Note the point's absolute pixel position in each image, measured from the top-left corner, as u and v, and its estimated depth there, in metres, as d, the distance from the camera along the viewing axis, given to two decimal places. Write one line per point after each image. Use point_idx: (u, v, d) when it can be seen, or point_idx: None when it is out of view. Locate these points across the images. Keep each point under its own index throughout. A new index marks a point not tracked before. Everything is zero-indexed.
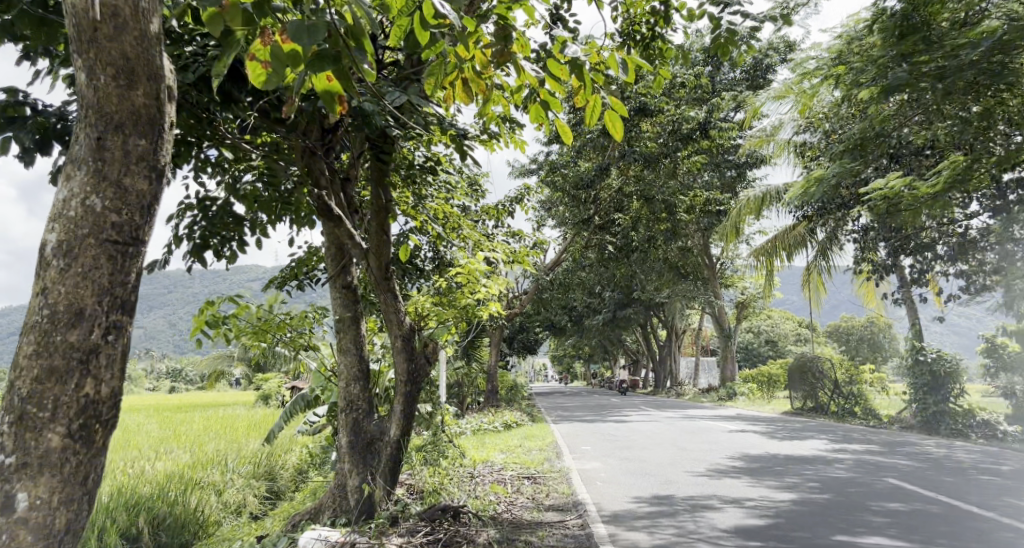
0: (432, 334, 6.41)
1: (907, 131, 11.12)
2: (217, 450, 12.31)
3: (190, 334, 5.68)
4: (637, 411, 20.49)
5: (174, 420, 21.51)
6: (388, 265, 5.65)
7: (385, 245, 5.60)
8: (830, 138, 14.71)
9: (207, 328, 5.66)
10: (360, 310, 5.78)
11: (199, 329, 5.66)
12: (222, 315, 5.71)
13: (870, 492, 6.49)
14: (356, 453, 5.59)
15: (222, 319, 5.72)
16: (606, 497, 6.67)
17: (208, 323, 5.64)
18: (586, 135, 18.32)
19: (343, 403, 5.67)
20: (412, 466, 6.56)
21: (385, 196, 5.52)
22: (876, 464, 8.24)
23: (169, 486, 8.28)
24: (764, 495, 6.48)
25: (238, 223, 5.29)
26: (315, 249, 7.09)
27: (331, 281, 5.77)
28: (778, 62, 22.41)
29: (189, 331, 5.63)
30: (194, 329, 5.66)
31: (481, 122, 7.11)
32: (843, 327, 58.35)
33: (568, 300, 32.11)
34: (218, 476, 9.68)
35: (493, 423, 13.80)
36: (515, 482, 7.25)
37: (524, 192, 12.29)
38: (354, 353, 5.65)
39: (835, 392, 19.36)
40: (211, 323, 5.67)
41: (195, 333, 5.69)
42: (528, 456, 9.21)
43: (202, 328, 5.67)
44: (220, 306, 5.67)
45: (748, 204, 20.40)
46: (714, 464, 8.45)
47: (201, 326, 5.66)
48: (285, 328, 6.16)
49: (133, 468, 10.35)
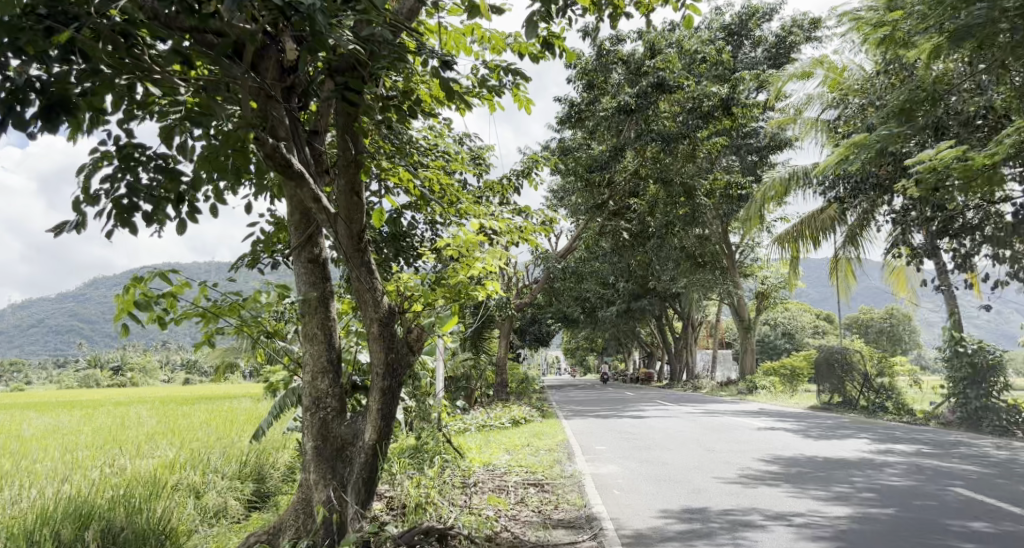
0: (425, 319, 5.54)
1: (956, 99, 10.20)
2: (204, 446, 11.39)
3: (114, 320, 4.63)
4: (654, 406, 19.50)
5: (173, 412, 20.81)
6: (362, 234, 4.71)
7: (358, 208, 4.65)
8: (866, 111, 13.64)
9: (136, 311, 4.65)
10: (330, 289, 4.86)
11: (127, 313, 4.63)
12: (154, 294, 4.73)
13: (939, 509, 5.53)
14: (323, 460, 4.69)
15: (155, 299, 4.72)
16: (625, 511, 5.70)
17: (138, 305, 4.64)
18: (600, 113, 17.44)
19: (307, 400, 4.75)
20: (392, 475, 5.63)
21: (359, 149, 4.59)
22: (933, 469, 7.22)
23: (133, 493, 7.30)
24: (812, 509, 5.52)
25: (177, 182, 4.30)
26: (281, 219, 6.20)
27: (294, 254, 4.84)
28: (802, 40, 21.40)
29: (112, 315, 4.60)
30: (119, 312, 4.64)
31: (475, 73, 6.24)
32: (863, 318, 57.11)
33: (581, 292, 31.17)
34: (197, 478, 8.72)
35: (500, 419, 12.86)
36: (518, 491, 6.30)
37: (533, 166, 11.30)
38: (324, 343, 4.73)
39: (865, 386, 18.30)
40: (141, 304, 4.66)
41: (121, 318, 4.67)
42: (535, 457, 8.24)
43: (129, 311, 4.65)
44: (150, 281, 4.64)
45: (773, 186, 19.21)
46: (745, 468, 7.46)
47: (127, 308, 4.64)
48: (239, 310, 5.18)
49: (107, 468, 9.40)
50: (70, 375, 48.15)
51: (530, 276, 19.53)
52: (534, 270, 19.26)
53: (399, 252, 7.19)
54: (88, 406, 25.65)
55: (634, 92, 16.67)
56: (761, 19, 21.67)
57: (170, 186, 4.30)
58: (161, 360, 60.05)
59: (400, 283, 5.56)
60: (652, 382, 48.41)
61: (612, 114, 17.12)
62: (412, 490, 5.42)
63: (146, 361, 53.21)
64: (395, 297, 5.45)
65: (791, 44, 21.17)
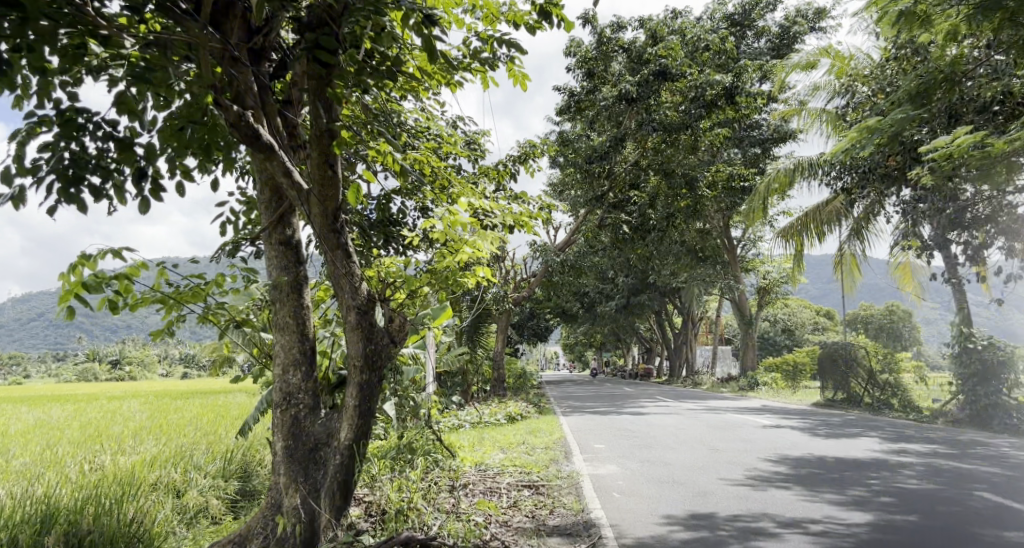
0: (409, 307, 5.17)
1: (972, 83, 9.79)
2: (188, 442, 10.96)
3: (59, 302, 4.36)
4: (654, 402, 19.08)
5: (166, 406, 20.48)
6: (337, 212, 4.33)
7: (331, 183, 4.27)
8: (875, 99, 13.18)
9: (85, 293, 4.35)
10: (303, 273, 4.54)
11: (74, 295, 4.35)
12: (105, 276, 4.41)
13: (966, 518, 5.15)
14: (294, 463, 4.41)
15: (106, 281, 4.42)
16: (625, 517, 5.30)
17: (86, 287, 4.34)
18: (600, 102, 17.07)
19: (278, 396, 4.46)
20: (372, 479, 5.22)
21: (334, 117, 4.23)
22: (953, 472, 6.81)
23: (105, 492, 6.91)
24: (828, 516, 5.14)
25: (128, 152, 3.89)
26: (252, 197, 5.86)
27: (266, 235, 4.54)
28: (807, 30, 20.95)
29: (57, 297, 4.31)
30: (66, 294, 4.36)
31: (468, 42, 5.79)
32: (864, 315, 56.72)
33: (580, 286, 30.81)
34: (177, 476, 8.28)
35: (496, 415, 12.46)
36: (511, 494, 5.89)
37: (530, 151, 10.82)
38: (295, 333, 4.44)
39: (869, 382, 17.95)
40: (90, 287, 4.37)
41: (67, 301, 4.40)
42: (530, 456, 7.82)
43: (77, 293, 4.37)
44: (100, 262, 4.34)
45: (776, 178, 18.72)
46: (752, 469, 7.05)
47: (75, 291, 4.36)
48: (200, 296, 4.92)
49: (84, 465, 8.98)
50: (69, 369, 47.94)
51: (529, 269, 19.17)
52: (533, 262, 18.89)
53: (387, 238, 7.06)
54: (83, 399, 25.31)
55: (634, 80, 16.29)
56: (765, 9, 21.21)
57: (120, 156, 3.90)
58: (159, 352, 59.82)
59: (380, 267, 5.17)
60: (651, 378, 48.09)
61: (612, 102, 16.73)
62: (393, 494, 5.04)
63: (145, 354, 52.87)
64: (376, 284, 5.10)
65: (795, 34, 20.76)
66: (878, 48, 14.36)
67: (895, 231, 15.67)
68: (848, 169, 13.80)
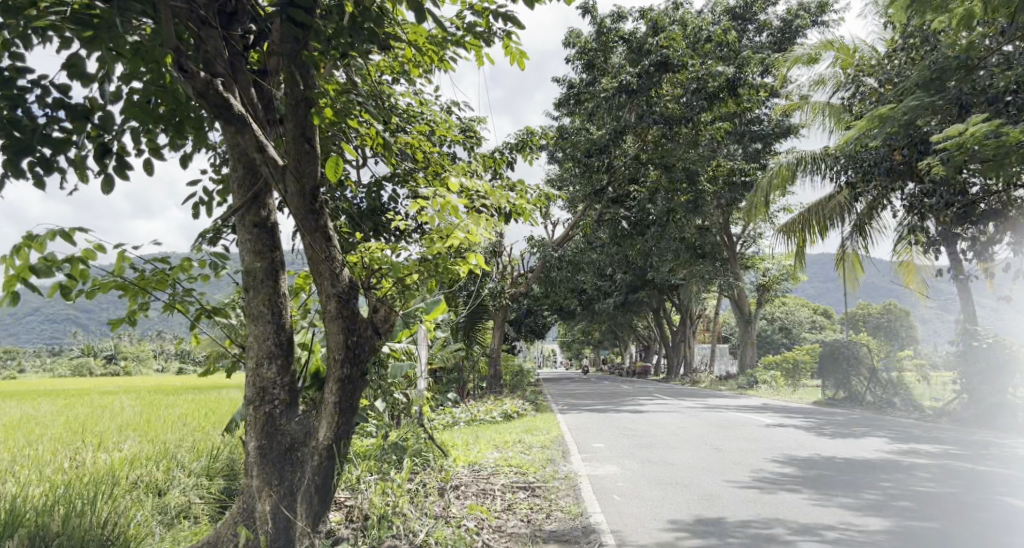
0: (396, 294, 4.89)
1: (985, 72, 9.47)
2: (172, 440, 10.54)
3: (4, 287, 4.10)
4: (652, 400, 18.71)
5: (156, 402, 20.09)
6: (315, 189, 4.15)
7: (308, 157, 4.10)
8: (883, 90, 12.77)
9: (33, 277, 4.10)
10: (279, 258, 4.37)
11: (20, 280, 4.09)
12: (55, 260, 4.15)
13: (991, 525, 4.83)
14: (270, 464, 4.28)
15: (56, 265, 4.17)
16: (627, 522, 4.96)
17: (34, 271, 4.09)
18: (600, 94, 16.67)
19: (252, 392, 4.30)
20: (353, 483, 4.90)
21: (311, 84, 4.12)
22: (970, 475, 6.48)
23: (79, 493, 6.53)
24: (844, 522, 4.82)
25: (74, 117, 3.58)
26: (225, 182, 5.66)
27: (238, 218, 4.33)
28: (810, 23, 20.61)
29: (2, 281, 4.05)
30: (12, 279, 4.10)
31: (463, 16, 5.47)
32: (862, 314, 56.42)
33: (578, 283, 30.42)
34: (159, 475, 7.89)
35: (491, 413, 12.08)
36: (506, 496, 5.55)
37: (527, 138, 10.42)
38: (270, 324, 4.28)
39: (873, 381, 17.52)
40: (38, 271, 4.12)
41: (13, 286, 4.13)
42: (527, 456, 7.48)
43: (24, 278, 4.11)
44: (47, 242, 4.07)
45: (778, 172, 18.22)
46: (759, 470, 6.72)
47: (21, 275, 4.10)
48: (168, 283, 4.79)
49: (61, 463, 8.58)
50: (65, 364, 47.58)
51: (526, 264, 18.81)
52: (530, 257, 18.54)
53: (376, 228, 6.71)
54: (73, 396, 24.79)
55: (635, 72, 15.96)
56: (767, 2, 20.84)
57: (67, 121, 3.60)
58: (155, 347, 59.38)
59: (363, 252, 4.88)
60: (648, 376, 47.78)
61: (612, 94, 16.38)
62: (376, 498, 4.74)
63: (139, 350, 52.20)
64: (359, 269, 4.81)
65: (797, 28, 20.42)
66: (884, 40, 14.03)
67: (900, 226, 15.37)
68: (853, 163, 13.46)
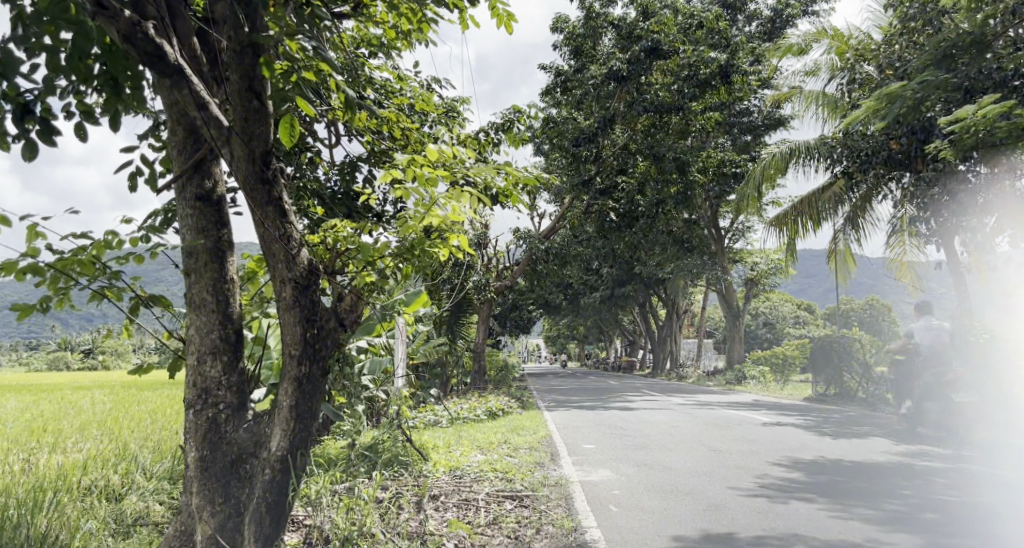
0: (371, 274, 4.82)
1: (993, 55, 9.03)
2: (132, 440, 9.86)
3: None
4: (640, 396, 18.21)
5: (127, 398, 19.32)
6: (262, 154, 4.18)
7: (255, 117, 4.15)
8: (884, 76, 12.28)
9: None
10: (224, 236, 4.35)
11: None
12: None
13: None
14: (213, 476, 4.26)
15: None
16: (627, 541, 4.53)
17: None
18: (589, 81, 16.19)
19: (194, 393, 4.27)
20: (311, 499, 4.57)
21: (256, 29, 4.10)
22: (993, 481, 6.05)
23: (18, 500, 5.89)
24: (870, 540, 4.48)
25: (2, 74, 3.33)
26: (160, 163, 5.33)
27: (178, 190, 4.30)
28: (800, 13, 20.19)
29: None
30: None
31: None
32: (845, 309, 56.42)
33: (564, 277, 29.92)
34: (114, 479, 7.22)
35: (475, 410, 11.56)
36: (493, 507, 5.04)
37: (514, 117, 9.84)
38: (214, 315, 4.27)
39: (865, 377, 17.10)
40: None
41: None
42: (513, 458, 6.97)
43: None
44: None
45: (771, 164, 17.62)
46: (763, 475, 6.26)
47: None
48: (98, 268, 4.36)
49: (9, 466, 7.90)
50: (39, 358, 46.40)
51: (512, 257, 18.27)
52: (516, 249, 18.00)
53: (351, 214, 6.19)
54: (41, 391, 23.81)
55: (624, 58, 15.41)
56: None
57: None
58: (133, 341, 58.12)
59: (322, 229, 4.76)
60: (634, 371, 47.42)
61: (601, 81, 15.94)
62: (341, 519, 4.35)
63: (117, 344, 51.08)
64: (322, 251, 4.63)
65: (788, 17, 19.98)
66: (880, 26, 13.58)
67: (895, 218, 14.98)
68: (849, 151, 13.02)
